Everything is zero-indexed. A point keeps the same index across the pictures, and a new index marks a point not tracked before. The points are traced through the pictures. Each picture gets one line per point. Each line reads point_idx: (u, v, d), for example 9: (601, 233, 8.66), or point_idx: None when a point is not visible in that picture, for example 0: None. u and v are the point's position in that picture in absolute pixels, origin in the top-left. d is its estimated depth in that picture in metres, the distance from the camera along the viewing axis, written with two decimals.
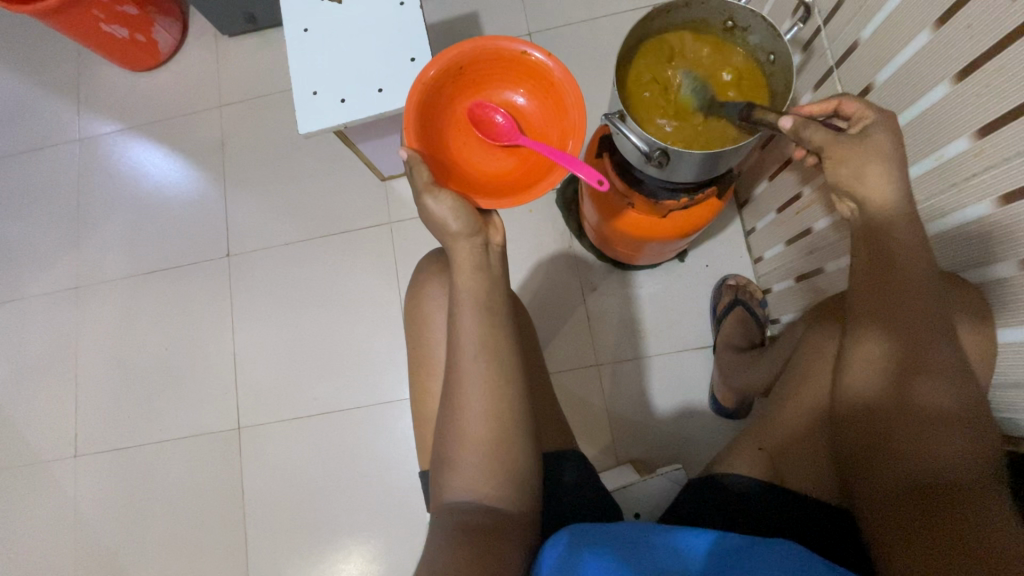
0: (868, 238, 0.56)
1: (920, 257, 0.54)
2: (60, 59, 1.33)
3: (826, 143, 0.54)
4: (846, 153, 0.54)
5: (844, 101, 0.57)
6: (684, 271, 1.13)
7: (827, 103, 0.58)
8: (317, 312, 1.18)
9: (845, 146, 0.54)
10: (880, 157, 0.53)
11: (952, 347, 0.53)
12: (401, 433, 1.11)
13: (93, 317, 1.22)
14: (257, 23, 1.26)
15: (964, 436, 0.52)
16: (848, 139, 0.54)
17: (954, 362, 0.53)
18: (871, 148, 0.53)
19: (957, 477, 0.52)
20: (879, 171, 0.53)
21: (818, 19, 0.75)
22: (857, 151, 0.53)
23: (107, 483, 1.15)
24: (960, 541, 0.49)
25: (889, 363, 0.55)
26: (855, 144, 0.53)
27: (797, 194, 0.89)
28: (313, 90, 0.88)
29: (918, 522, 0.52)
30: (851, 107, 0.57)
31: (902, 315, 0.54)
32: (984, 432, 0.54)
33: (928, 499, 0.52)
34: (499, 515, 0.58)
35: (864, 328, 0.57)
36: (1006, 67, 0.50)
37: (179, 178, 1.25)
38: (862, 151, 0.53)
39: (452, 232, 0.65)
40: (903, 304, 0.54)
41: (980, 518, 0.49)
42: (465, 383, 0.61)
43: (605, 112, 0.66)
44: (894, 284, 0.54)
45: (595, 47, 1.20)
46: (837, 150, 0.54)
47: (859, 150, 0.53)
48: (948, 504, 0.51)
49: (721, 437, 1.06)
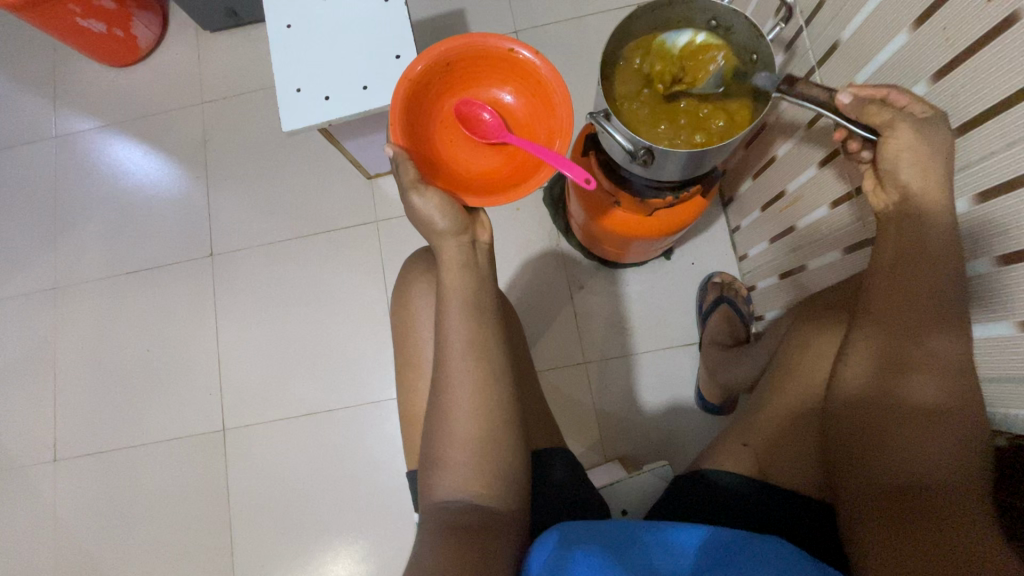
0: (899, 235, 0.56)
1: (939, 262, 0.54)
2: (35, 55, 1.30)
3: (894, 121, 0.54)
4: (906, 142, 0.53)
5: (894, 90, 0.55)
6: (670, 270, 1.14)
7: (878, 91, 0.56)
8: (304, 311, 1.16)
9: (908, 125, 0.53)
10: (938, 152, 0.53)
11: (945, 344, 0.54)
12: (389, 432, 1.11)
13: (73, 318, 1.19)
14: (239, 17, 1.24)
15: (952, 439, 0.52)
16: (911, 126, 0.53)
17: (949, 362, 0.53)
18: (928, 139, 0.53)
19: (945, 479, 0.52)
20: (935, 167, 0.54)
21: (800, 20, 0.77)
22: (920, 141, 0.53)
23: (87, 488, 1.13)
24: (938, 547, 0.48)
25: (881, 360, 0.56)
26: (915, 134, 0.53)
27: (781, 191, 0.90)
28: (296, 87, 0.88)
29: (896, 522, 0.51)
30: (903, 98, 0.55)
31: (899, 317, 0.55)
32: (965, 427, 0.52)
33: (910, 502, 0.52)
34: (489, 512, 0.58)
35: (865, 326, 0.58)
36: (983, 68, 0.51)
37: (160, 176, 1.23)
38: (922, 142, 0.53)
39: (439, 229, 0.65)
40: (903, 301, 0.55)
41: (956, 525, 0.49)
42: (453, 382, 0.61)
43: (591, 111, 0.67)
44: (903, 281, 0.55)
45: (581, 44, 1.20)
46: (899, 133, 0.53)
47: (916, 142, 0.53)
48: (922, 507, 0.51)
49: (706, 433, 1.07)
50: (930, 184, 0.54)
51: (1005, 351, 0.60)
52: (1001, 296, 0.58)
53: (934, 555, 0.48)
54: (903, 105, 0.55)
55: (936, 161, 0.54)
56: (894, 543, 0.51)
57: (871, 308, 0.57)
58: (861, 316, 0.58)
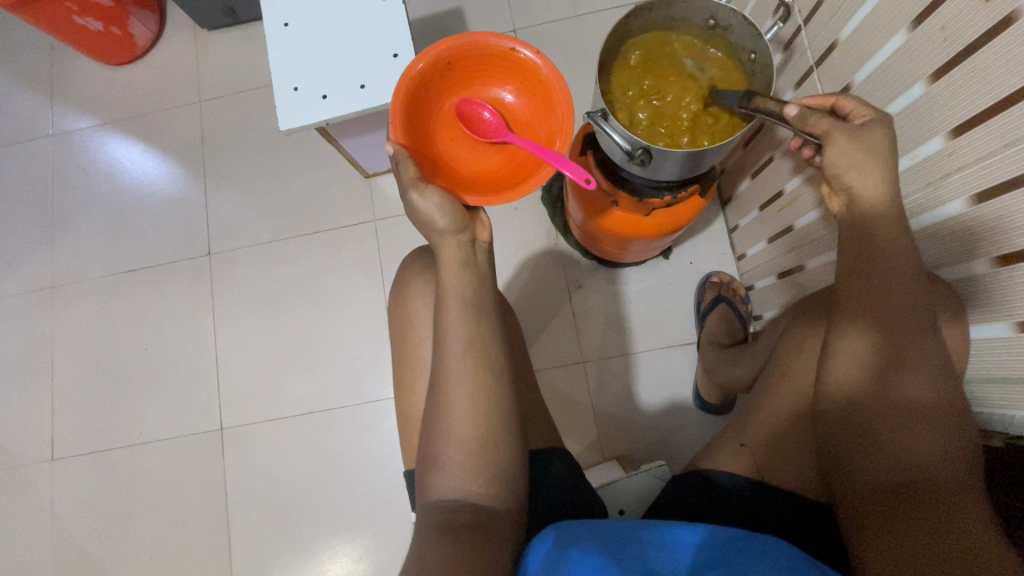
0: (863, 238, 0.55)
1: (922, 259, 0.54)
2: (32, 53, 1.29)
3: (829, 131, 0.54)
4: (846, 143, 0.54)
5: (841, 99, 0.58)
6: (668, 269, 1.14)
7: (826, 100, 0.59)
8: (302, 310, 1.16)
9: (843, 133, 0.54)
10: (876, 152, 0.54)
11: (930, 340, 0.54)
12: (388, 431, 1.11)
13: (70, 317, 1.19)
14: (237, 16, 1.24)
15: (944, 434, 0.53)
16: (847, 130, 0.54)
17: (937, 358, 0.54)
18: (870, 146, 0.53)
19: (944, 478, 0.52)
20: (875, 169, 0.54)
21: (799, 19, 0.76)
22: (857, 141, 0.54)
23: (85, 487, 1.12)
24: (939, 541, 0.49)
25: (873, 359, 0.55)
26: (852, 136, 0.54)
27: (780, 191, 0.90)
28: (294, 86, 0.87)
29: (896, 520, 0.51)
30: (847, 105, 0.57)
31: (883, 315, 0.54)
32: (954, 420, 0.53)
33: (908, 500, 0.52)
34: (486, 512, 0.58)
35: (849, 324, 0.56)
36: (981, 68, 0.51)
37: (158, 175, 1.23)
38: (860, 143, 0.54)
39: (438, 228, 0.65)
40: (886, 299, 0.54)
41: (953, 517, 0.49)
42: (450, 382, 0.61)
43: (588, 111, 0.66)
44: (879, 280, 0.54)
45: (580, 43, 1.20)
46: (836, 137, 0.54)
47: (855, 143, 0.54)
48: (920, 503, 0.51)
49: (705, 432, 1.07)
50: (876, 187, 0.54)
51: (1002, 351, 0.60)
52: (998, 297, 0.58)
53: (935, 550, 0.48)
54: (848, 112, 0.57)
55: (875, 160, 0.54)
56: (894, 539, 0.51)
57: (852, 305, 0.56)
58: (841, 315, 0.57)
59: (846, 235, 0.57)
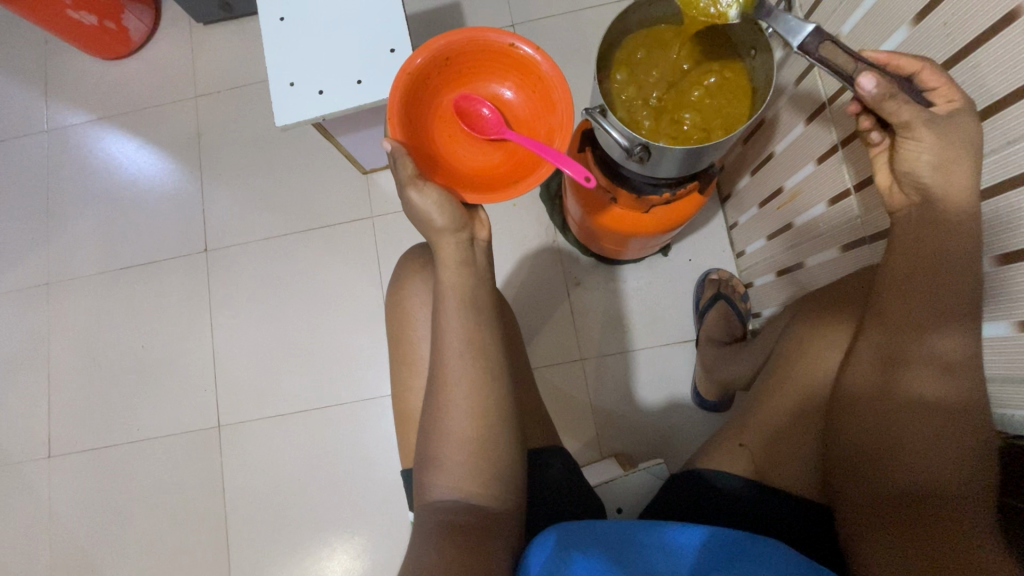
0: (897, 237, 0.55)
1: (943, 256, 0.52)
2: (26, 47, 1.28)
3: (911, 122, 0.50)
4: (938, 138, 0.50)
5: (925, 71, 0.51)
6: (667, 266, 1.14)
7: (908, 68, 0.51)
8: (299, 307, 1.16)
9: (929, 126, 0.50)
10: (961, 148, 0.51)
11: (944, 337, 0.52)
12: (385, 429, 1.10)
13: (66, 314, 1.18)
14: (232, 10, 1.22)
15: (955, 437, 0.51)
16: (939, 123, 0.50)
17: (950, 356, 0.52)
18: (953, 138, 0.50)
19: (952, 492, 0.50)
20: (964, 167, 0.51)
21: (799, 14, 0.76)
22: (944, 138, 0.50)
23: (82, 484, 1.12)
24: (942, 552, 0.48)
25: (883, 357, 0.55)
26: (943, 129, 0.50)
27: (779, 187, 0.89)
28: (289, 81, 0.86)
29: (900, 527, 0.51)
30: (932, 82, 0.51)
31: (898, 317, 0.54)
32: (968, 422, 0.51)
33: (913, 507, 0.51)
34: (485, 512, 0.58)
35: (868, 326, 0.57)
36: (985, 64, 0.51)
37: (153, 171, 1.22)
38: (950, 139, 0.50)
39: (437, 226, 0.64)
40: (903, 298, 0.54)
41: (957, 528, 0.49)
42: (449, 381, 0.60)
43: (586, 107, 0.66)
44: (901, 279, 0.54)
45: (579, 37, 1.19)
46: (921, 131, 0.50)
47: (945, 137, 0.50)
48: (924, 510, 0.51)
49: (703, 430, 1.07)
50: (959, 184, 0.51)
51: (1004, 351, 0.60)
52: (1001, 297, 0.57)
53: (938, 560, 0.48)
54: (931, 88, 0.51)
55: (961, 156, 0.51)
56: (899, 548, 0.51)
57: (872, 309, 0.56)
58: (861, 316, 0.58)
59: (901, 231, 0.55)
